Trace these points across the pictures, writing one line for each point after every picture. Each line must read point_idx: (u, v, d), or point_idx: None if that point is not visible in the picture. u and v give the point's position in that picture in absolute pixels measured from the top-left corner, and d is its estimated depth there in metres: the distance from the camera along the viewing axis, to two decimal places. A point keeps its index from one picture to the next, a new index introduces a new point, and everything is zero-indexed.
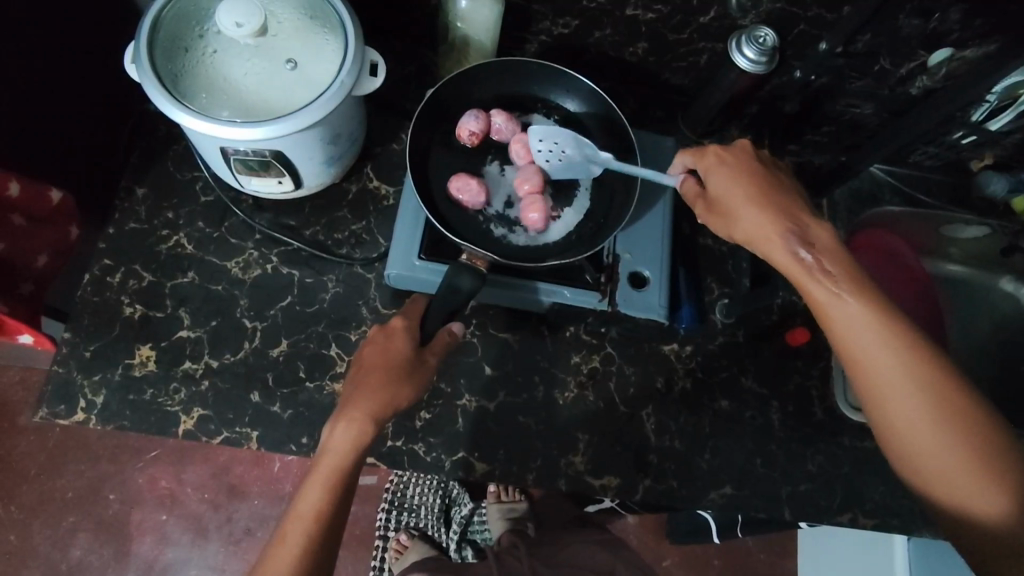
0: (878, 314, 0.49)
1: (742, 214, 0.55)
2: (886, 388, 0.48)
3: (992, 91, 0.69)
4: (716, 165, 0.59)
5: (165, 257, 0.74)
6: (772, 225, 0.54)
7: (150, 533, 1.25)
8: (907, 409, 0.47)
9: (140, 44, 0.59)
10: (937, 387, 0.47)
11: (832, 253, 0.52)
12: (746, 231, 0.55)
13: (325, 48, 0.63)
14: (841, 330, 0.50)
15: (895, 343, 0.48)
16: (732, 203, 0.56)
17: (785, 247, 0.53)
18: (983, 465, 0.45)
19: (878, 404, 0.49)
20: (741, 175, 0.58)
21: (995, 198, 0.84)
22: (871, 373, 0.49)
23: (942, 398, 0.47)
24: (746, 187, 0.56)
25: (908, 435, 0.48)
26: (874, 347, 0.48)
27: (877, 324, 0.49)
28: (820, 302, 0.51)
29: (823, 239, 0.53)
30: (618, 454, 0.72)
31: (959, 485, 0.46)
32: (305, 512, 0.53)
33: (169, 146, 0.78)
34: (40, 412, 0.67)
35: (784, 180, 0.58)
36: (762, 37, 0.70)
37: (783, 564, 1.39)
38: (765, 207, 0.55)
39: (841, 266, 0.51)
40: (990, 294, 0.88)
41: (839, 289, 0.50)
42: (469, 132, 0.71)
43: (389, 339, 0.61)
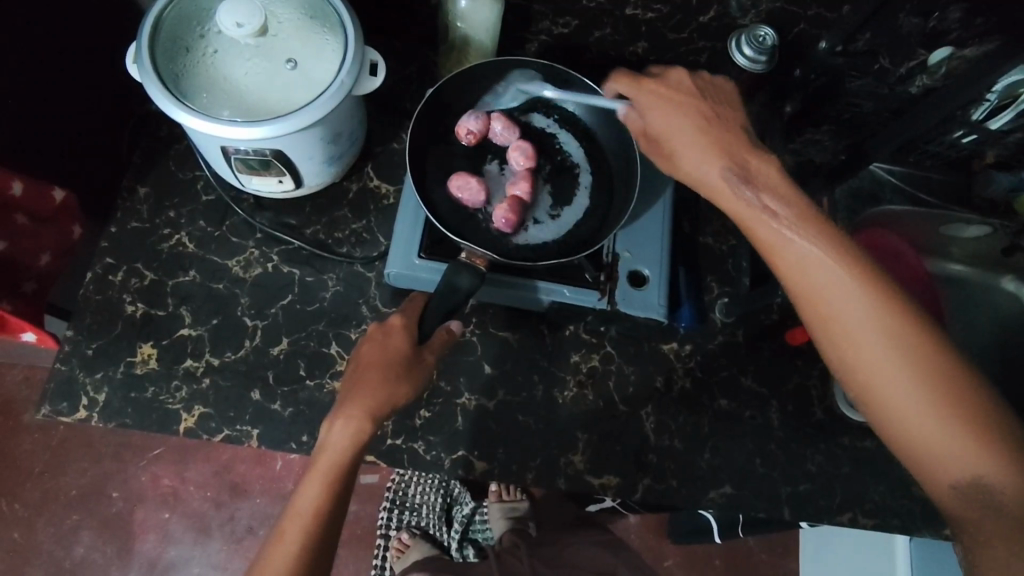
0: (832, 252, 0.48)
1: (686, 157, 0.56)
2: (842, 327, 0.46)
3: (991, 89, 0.69)
4: (659, 107, 0.60)
5: (166, 256, 0.74)
6: (716, 168, 0.54)
7: (153, 531, 1.26)
8: (866, 348, 0.45)
9: (141, 44, 0.60)
10: (896, 323, 0.45)
11: (782, 194, 0.52)
12: (693, 174, 0.56)
13: (326, 48, 0.63)
14: (795, 270, 0.49)
15: (849, 278, 0.47)
16: (678, 145, 0.57)
17: (733, 190, 0.53)
18: (946, 401, 0.43)
19: (836, 345, 0.47)
20: (686, 117, 0.58)
21: (995, 198, 0.84)
22: (828, 313, 0.47)
23: (902, 334, 0.45)
24: (689, 129, 0.57)
25: (869, 376, 0.45)
26: (829, 285, 0.47)
27: (831, 260, 0.47)
28: (770, 244, 0.50)
29: (769, 179, 0.53)
30: (617, 453, 0.72)
31: (922, 428, 0.44)
32: (304, 509, 0.53)
33: (171, 146, 0.78)
34: (42, 410, 0.67)
35: (730, 116, 0.58)
36: (762, 37, 0.70)
37: (785, 564, 1.39)
38: (708, 147, 0.55)
39: (792, 207, 0.50)
40: (991, 294, 0.88)
41: (790, 228, 0.49)
42: (467, 131, 0.72)
43: (388, 337, 0.61)
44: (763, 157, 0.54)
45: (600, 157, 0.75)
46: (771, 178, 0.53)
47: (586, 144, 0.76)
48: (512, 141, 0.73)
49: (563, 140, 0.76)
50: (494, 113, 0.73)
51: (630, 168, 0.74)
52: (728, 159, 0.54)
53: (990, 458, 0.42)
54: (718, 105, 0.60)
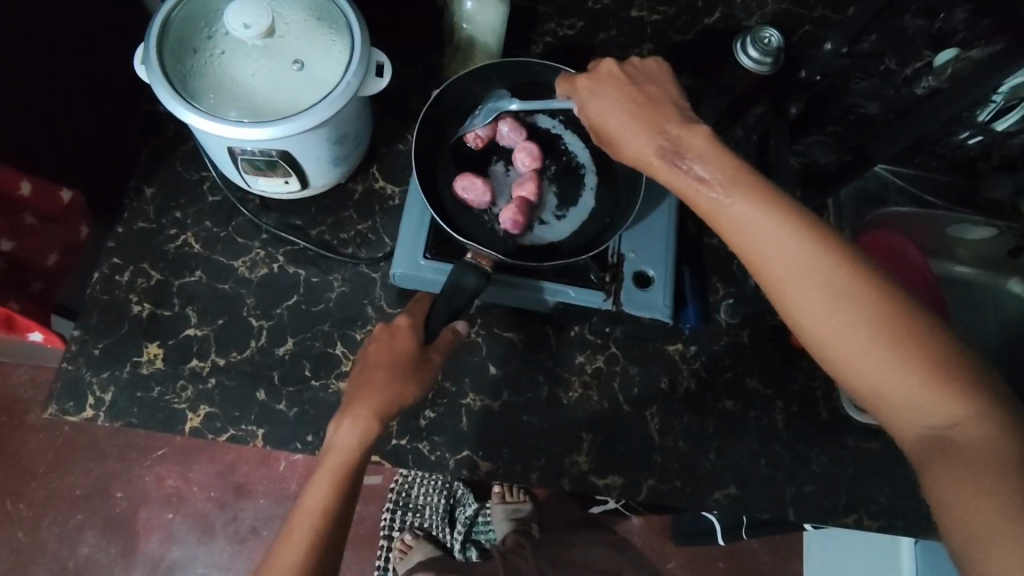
0: (773, 213, 0.47)
1: (626, 141, 0.55)
2: (791, 289, 0.46)
3: (997, 90, 0.70)
4: (590, 95, 0.58)
5: (173, 256, 0.74)
6: (654, 146, 0.53)
7: (157, 531, 1.26)
8: (816, 307, 0.45)
9: (150, 46, 0.60)
10: (842, 276, 0.44)
11: (716, 160, 0.50)
12: (631, 155, 0.54)
13: (333, 49, 0.63)
14: (740, 238, 0.48)
15: (793, 237, 0.46)
16: (614, 131, 0.56)
17: (667, 165, 0.52)
18: (900, 349, 0.43)
19: (787, 307, 0.46)
20: (618, 101, 0.56)
21: (1000, 200, 0.83)
22: (775, 278, 0.46)
23: (848, 289, 0.44)
24: (623, 112, 0.56)
25: (823, 334, 0.45)
26: (774, 247, 0.46)
27: (772, 222, 0.47)
28: (712, 213, 0.49)
29: (702, 147, 0.51)
30: (622, 454, 0.72)
31: (876, 381, 0.43)
32: (311, 508, 0.53)
33: (178, 147, 0.78)
34: (49, 409, 0.68)
35: (661, 91, 0.56)
36: (767, 38, 0.69)
37: (788, 565, 1.39)
38: (643, 126, 0.54)
39: (727, 172, 0.49)
40: (996, 295, 0.87)
41: (731, 196, 0.48)
42: (475, 136, 0.73)
43: (394, 337, 0.61)
44: (694, 127, 0.52)
45: (605, 158, 0.75)
46: (703, 146, 0.51)
47: (591, 145, 0.76)
48: (517, 141, 0.73)
49: (569, 141, 0.76)
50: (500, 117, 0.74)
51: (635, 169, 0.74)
52: (660, 137, 0.53)
53: (947, 401, 0.42)
54: (647, 80, 0.57)
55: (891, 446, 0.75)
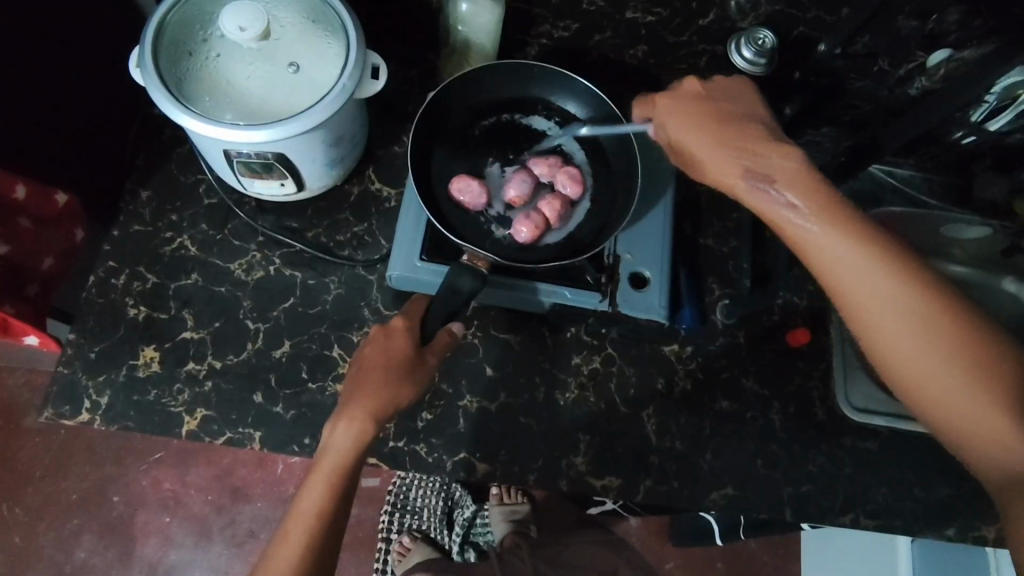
0: (862, 246, 0.47)
1: (705, 161, 0.55)
2: (872, 321, 0.47)
3: (990, 90, 0.70)
4: (666, 113, 0.58)
5: (169, 259, 0.74)
6: (736, 168, 0.53)
7: (154, 535, 1.26)
8: (897, 340, 0.46)
9: (145, 49, 0.60)
10: (929, 313, 0.45)
11: (802, 186, 0.50)
12: (713, 174, 0.54)
13: (327, 52, 0.63)
14: (822, 265, 0.49)
15: (879, 270, 0.46)
16: (692, 148, 0.55)
17: (749, 188, 0.52)
18: (977, 386, 0.44)
19: (866, 335, 0.47)
20: (697, 119, 0.56)
21: (997, 201, 0.86)
22: (856, 309, 0.47)
23: (935, 325, 0.45)
24: (703, 130, 0.55)
25: (902, 364, 0.46)
26: (860, 278, 0.47)
27: (860, 254, 0.47)
28: (795, 237, 0.50)
29: (789, 172, 0.51)
30: (620, 455, 0.72)
31: (951, 409, 0.45)
32: (307, 510, 0.54)
33: (174, 149, 0.78)
34: (45, 412, 0.68)
35: (743, 110, 0.56)
36: (761, 40, 0.79)
37: (788, 565, 1.39)
38: (725, 145, 0.54)
39: (815, 200, 0.49)
40: (995, 294, 0.87)
41: (818, 224, 0.49)
42: (519, 193, 0.71)
43: (391, 338, 0.61)
44: (778, 148, 0.52)
45: (601, 159, 0.76)
46: (788, 169, 0.51)
47: (588, 146, 0.76)
48: (553, 173, 0.72)
49: (565, 143, 0.76)
50: (533, 162, 0.73)
51: (630, 171, 0.74)
52: (742, 159, 0.53)
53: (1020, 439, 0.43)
54: (728, 100, 0.57)
55: (888, 446, 0.75)
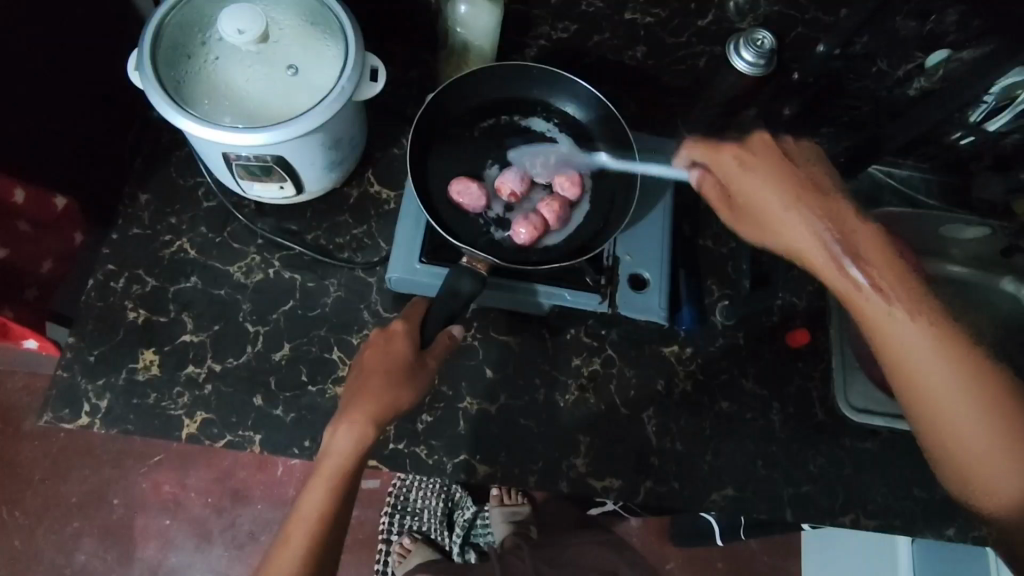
0: (931, 325, 0.48)
1: (778, 218, 0.55)
2: (899, 346, 0.48)
3: (989, 90, 0.70)
4: (740, 168, 0.59)
5: (168, 262, 0.74)
6: (811, 229, 0.53)
7: (154, 538, 1.26)
8: (958, 419, 0.46)
9: (144, 52, 0.60)
10: (991, 399, 0.46)
11: (875, 259, 0.51)
12: (783, 232, 0.55)
13: (327, 54, 0.63)
14: (888, 337, 0.49)
15: (944, 350, 0.47)
16: (739, 180, 0.59)
17: (787, 214, 0.55)
18: (997, 421, 0.45)
19: (924, 413, 0.47)
20: (771, 177, 0.56)
21: (995, 201, 0.86)
22: (920, 385, 0.47)
23: (997, 410, 0.46)
24: (777, 189, 0.56)
25: (958, 444, 0.46)
26: (928, 355, 0.47)
27: (929, 336, 0.48)
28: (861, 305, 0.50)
29: (863, 243, 0.52)
30: (620, 457, 0.72)
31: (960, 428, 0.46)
32: (308, 514, 0.54)
33: (172, 153, 0.78)
34: (44, 416, 0.67)
35: (817, 176, 0.57)
36: (760, 40, 0.70)
37: (788, 565, 1.39)
38: (800, 208, 0.54)
39: (888, 274, 0.50)
40: (990, 293, 0.87)
41: (889, 298, 0.49)
42: (512, 189, 0.71)
43: (391, 342, 0.61)
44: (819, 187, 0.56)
45: (600, 161, 0.76)
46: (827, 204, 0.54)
47: (587, 148, 0.76)
48: (552, 174, 0.72)
49: (564, 145, 0.76)
50: (530, 162, 0.73)
51: (630, 172, 0.74)
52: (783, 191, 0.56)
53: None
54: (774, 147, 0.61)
55: (887, 447, 0.75)
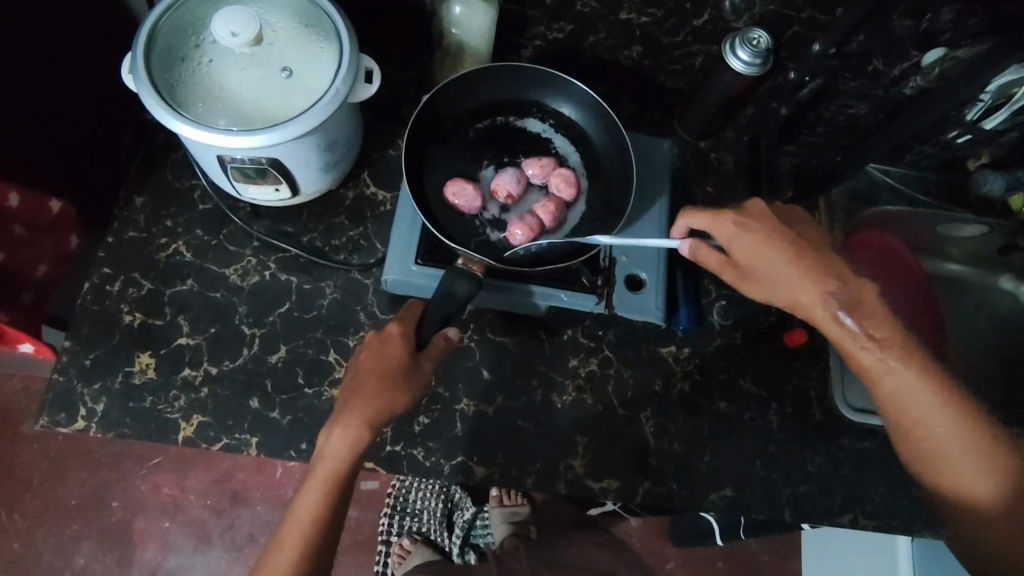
0: (924, 377, 0.53)
1: (786, 284, 0.56)
2: (891, 387, 0.54)
3: (986, 89, 0.70)
4: (742, 231, 0.58)
5: (164, 265, 0.74)
6: (821, 293, 0.55)
7: (153, 540, 1.26)
8: (951, 459, 0.52)
9: (137, 55, 0.60)
10: (979, 439, 0.52)
11: (875, 319, 0.55)
12: (790, 297, 0.56)
13: (321, 56, 0.63)
14: (889, 389, 0.54)
15: (936, 396, 0.53)
16: (736, 242, 0.58)
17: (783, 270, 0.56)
18: (976, 445, 0.52)
19: (921, 452, 0.53)
20: (776, 240, 0.57)
21: (992, 197, 0.84)
22: (917, 428, 0.53)
23: (982, 447, 0.52)
24: (783, 253, 0.56)
25: (951, 480, 0.52)
26: (925, 406, 0.53)
27: (923, 385, 0.53)
28: (865, 361, 0.54)
29: (866, 302, 0.55)
30: (617, 457, 0.72)
31: (943, 456, 0.52)
32: (303, 518, 0.54)
33: (168, 155, 0.78)
34: (41, 420, 0.67)
35: (811, 236, 0.59)
36: (756, 39, 0.71)
37: (788, 565, 1.39)
38: (806, 272, 0.56)
39: (886, 331, 0.55)
40: (985, 292, 0.93)
41: (888, 355, 0.54)
42: (508, 191, 0.71)
43: (386, 346, 0.61)
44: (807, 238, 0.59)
45: (596, 161, 0.76)
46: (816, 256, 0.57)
47: (583, 149, 0.76)
48: (547, 176, 0.72)
49: (559, 145, 0.76)
50: (526, 163, 0.73)
51: (625, 173, 0.74)
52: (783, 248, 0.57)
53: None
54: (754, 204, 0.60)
55: (885, 446, 0.75)
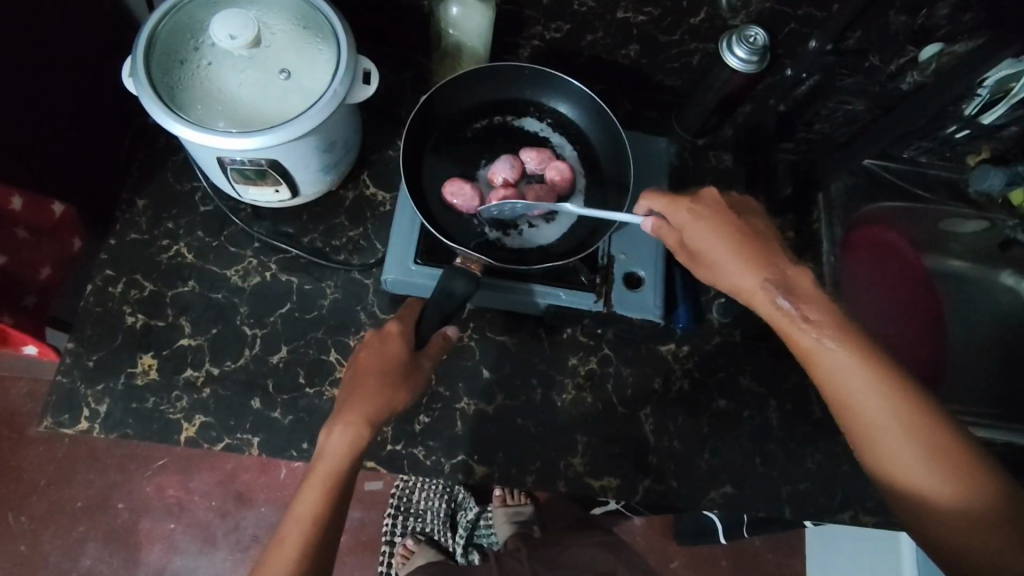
0: (865, 361, 0.48)
1: (727, 269, 0.55)
2: (830, 374, 0.49)
3: (981, 84, 0.70)
4: (692, 217, 0.57)
5: (165, 267, 0.75)
6: (759, 279, 0.53)
7: (159, 541, 1.27)
8: (896, 453, 0.47)
9: (136, 59, 0.60)
10: (924, 427, 0.46)
11: (815, 301, 0.52)
12: (733, 284, 0.55)
13: (319, 58, 0.64)
14: (825, 373, 0.49)
15: (875, 379, 0.48)
16: (687, 227, 0.57)
17: (725, 256, 0.55)
18: (923, 436, 0.46)
19: (868, 447, 0.48)
20: (720, 227, 0.56)
21: (993, 190, 0.84)
22: (857, 417, 0.48)
23: (927, 436, 0.46)
24: (728, 240, 0.55)
25: (900, 476, 0.47)
26: (867, 394, 0.48)
27: (860, 367, 0.48)
28: (799, 342, 0.51)
29: (804, 286, 0.52)
30: (618, 455, 0.72)
31: (891, 450, 0.47)
32: (303, 515, 0.53)
33: (169, 158, 0.79)
34: (45, 421, 0.68)
35: (762, 228, 0.57)
36: (753, 36, 0.71)
37: (792, 563, 1.38)
38: (747, 259, 0.54)
39: (821, 312, 0.51)
40: (985, 288, 0.93)
41: (825, 337, 0.50)
42: (502, 177, 0.71)
43: (385, 344, 0.61)
44: (758, 228, 0.57)
45: (593, 159, 0.76)
46: (760, 245, 0.55)
47: (581, 148, 0.76)
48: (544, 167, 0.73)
49: (557, 143, 0.76)
50: (523, 151, 0.73)
51: (622, 171, 0.74)
52: (728, 234, 0.56)
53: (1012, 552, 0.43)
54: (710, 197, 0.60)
55: None
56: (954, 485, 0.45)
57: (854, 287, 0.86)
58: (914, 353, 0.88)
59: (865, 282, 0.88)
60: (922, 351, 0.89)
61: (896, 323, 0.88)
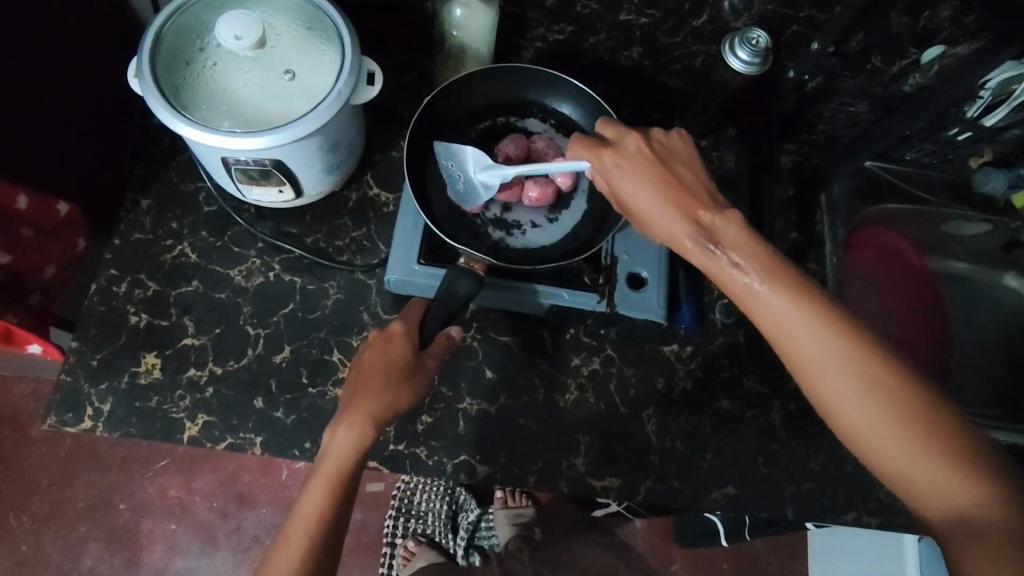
0: (802, 305, 0.46)
1: (657, 221, 0.54)
2: (769, 323, 0.48)
3: (984, 86, 0.72)
4: (620, 170, 0.57)
5: (170, 267, 0.75)
6: (688, 229, 0.52)
7: (160, 542, 1.27)
8: (842, 398, 0.45)
9: (141, 60, 0.61)
10: (866, 365, 0.45)
11: (746, 243, 0.50)
12: (666, 234, 0.53)
13: (322, 58, 0.64)
14: (766, 322, 0.48)
15: (829, 334, 0.46)
16: (617, 180, 0.57)
17: (654, 207, 0.54)
18: (865, 374, 0.45)
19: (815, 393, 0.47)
20: (650, 178, 0.55)
21: (995, 194, 0.85)
22: (801, 363, 0.47)
23: (870, 376, 0.45)
24: (656, 191, 0.54)
25: (847, 419, 0.45)
26: (808, 338, 0.46)
27: (794, 308, 0.47)
28: (746, 300, 0.48)
29: (733, 230, 0.50)
30: (620, 455, 0.72)
31: (835, 393, 0.45)
32: (307, 514, 0.53)
33: (174, 158, 0.79)
34: (48, 420, 0.68)
35: (693, 169, 0.56)
36: (755, 39, 0.71)
37: (793, 565, 1.38)
38: (677, 209, 0.53)
39: (762, 261, 0.48)
40: (985, 289, 0.94)
41: (761, 284, 0.48)
42: (506, 153, 0.72)
43: (389, 344, 0.61)
44: (686, 171, 0.56)
45: None
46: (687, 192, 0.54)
47: None
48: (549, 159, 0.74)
49: (560, 143, 0.76)
50: (534, 138, 0.75)
51: None
52: (657, 182, 0.55)
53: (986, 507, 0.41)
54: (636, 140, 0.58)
55: None
56: (900, 422, 0.44)
57: (857, 290, 0.86)
58: (916, 354, 0.88)
59: (867, 285, 0.88)
60: (925, 353, 0.89)
61: (898, 325, 0.88)
